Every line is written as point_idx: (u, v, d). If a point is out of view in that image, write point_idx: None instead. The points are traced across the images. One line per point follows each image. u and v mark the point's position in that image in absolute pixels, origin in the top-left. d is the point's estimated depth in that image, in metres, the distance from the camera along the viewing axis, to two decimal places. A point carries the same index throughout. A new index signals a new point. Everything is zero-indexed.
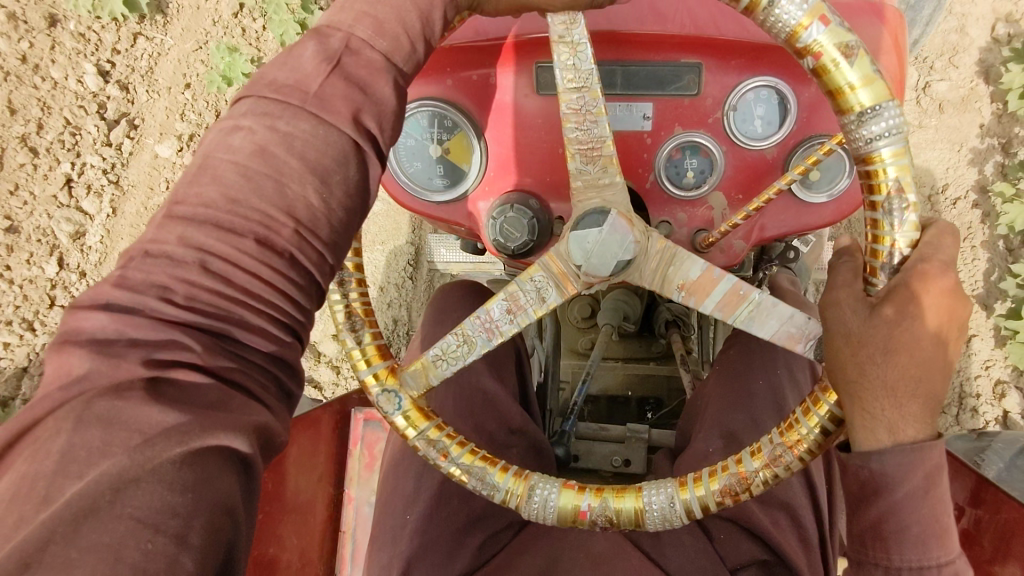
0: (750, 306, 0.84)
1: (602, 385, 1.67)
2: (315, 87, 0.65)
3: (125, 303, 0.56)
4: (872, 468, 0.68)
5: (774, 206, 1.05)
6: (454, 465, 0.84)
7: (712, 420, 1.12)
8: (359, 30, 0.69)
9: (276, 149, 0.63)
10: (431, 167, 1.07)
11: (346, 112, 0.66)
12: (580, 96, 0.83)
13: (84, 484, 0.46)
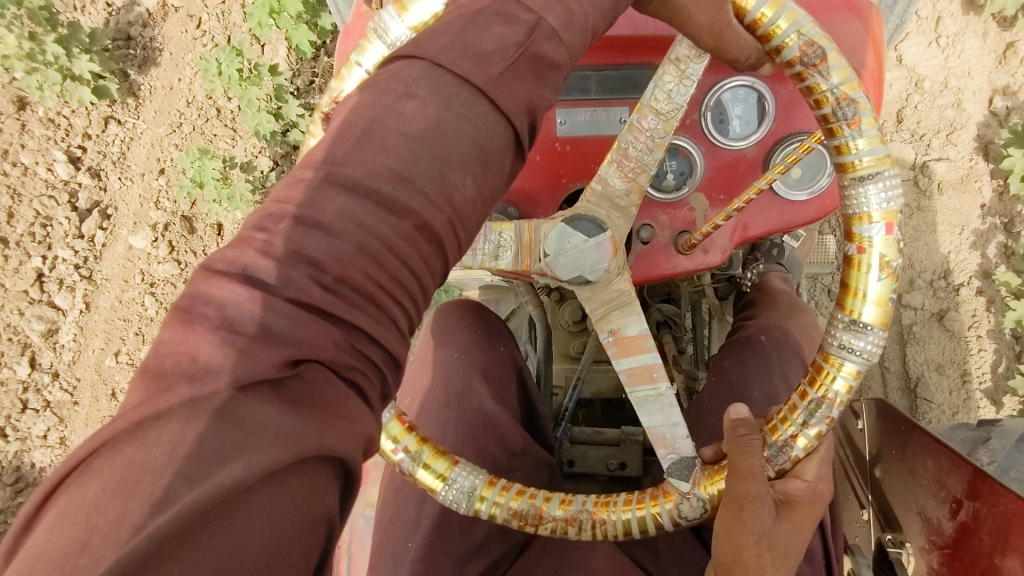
0: (652, 391, 0.85)
1: (594, 389, 1.63)
2: (496, 71, 0.60)
3: (270, 278, 0.52)
4: None
5: (756, 203, 0.98)
6: None
7: (710, 432, 1.03)
8: (550, 19, 0.64)
9: (447, 129, 0.57)
10: None
11: (522, 104, 0.61)
12: (653, 123, 0.86)
13: (198, 491, 0.45)
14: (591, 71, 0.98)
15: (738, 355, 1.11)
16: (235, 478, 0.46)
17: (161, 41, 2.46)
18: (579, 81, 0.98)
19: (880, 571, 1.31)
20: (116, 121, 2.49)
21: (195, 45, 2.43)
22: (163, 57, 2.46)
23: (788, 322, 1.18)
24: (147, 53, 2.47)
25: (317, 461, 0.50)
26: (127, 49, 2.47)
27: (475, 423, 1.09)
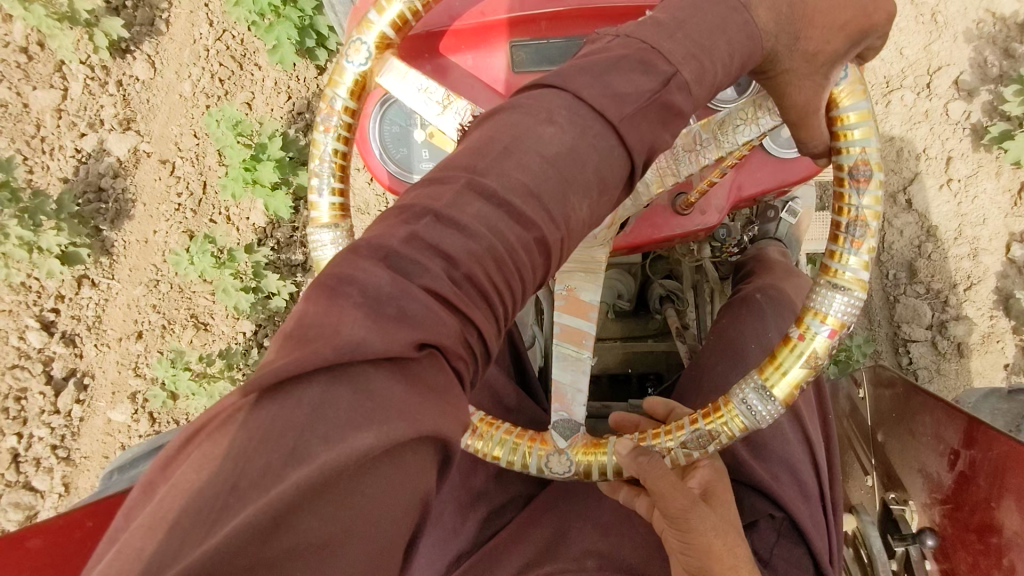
0: (572, 352, 0.92)
1: (602, 364, 1.68)
2: (629, 109, 0.65)
3: (410, 263, 0.57)
4: None
5: (749, 164, 1.03)
6: None
7: (708, 385, 1.08)
8: (685, 69, 0.68)
9: (573, 154, 0.63)
10: (417, 153, 1.04)
11: (642, 147, 0.67)
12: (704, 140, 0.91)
13: (336, 452, 0.46)
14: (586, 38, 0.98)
15: (733, 313, 1.17)
16: (371, 444, 0.48)
17: (135, 191, 2.30)
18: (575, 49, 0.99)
19: (886, 531, 1.31)
20: (91, 284, 2.30)
21: (168, 195, 2.28)
22: (137, 210, 2.29)
23: (784, 283, 1.22)
24: (119, 206, 2.30)
25: (431, 443, 0.53)
26: (98, 209, 2.30)
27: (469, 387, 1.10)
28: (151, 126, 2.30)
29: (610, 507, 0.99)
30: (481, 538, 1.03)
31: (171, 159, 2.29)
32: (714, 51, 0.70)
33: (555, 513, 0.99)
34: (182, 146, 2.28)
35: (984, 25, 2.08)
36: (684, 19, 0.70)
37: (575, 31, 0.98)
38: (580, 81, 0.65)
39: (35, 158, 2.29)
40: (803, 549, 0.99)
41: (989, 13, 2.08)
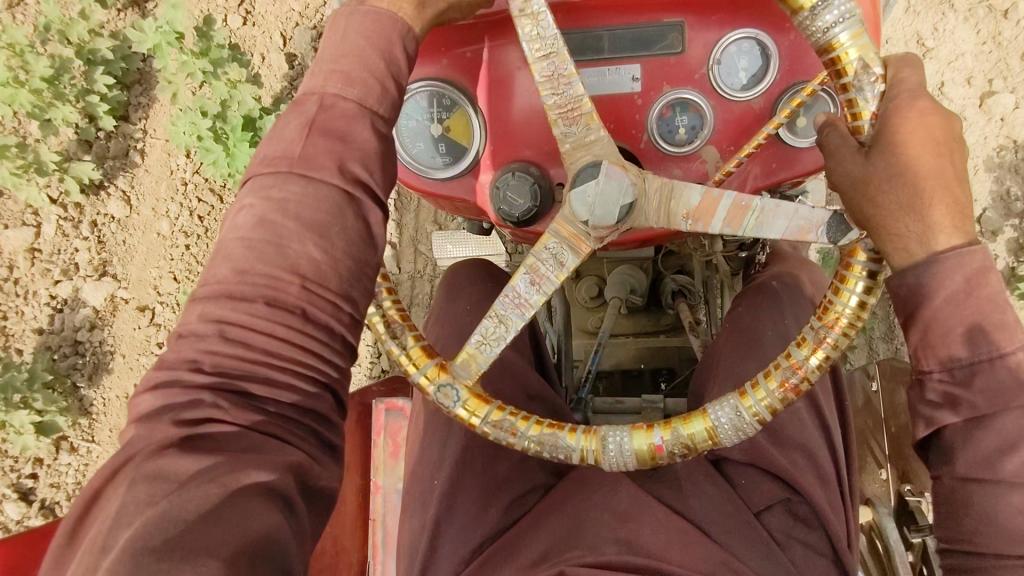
0: (755, 214, 0.85)
1: (615, 360, 1.68)
2: (298, 151, 0.75)
3: (167, 380, 0.69)
4: (908, 283, 0.73)
5: (763, 153, 1.03)
6: (524, 439, 0.85)
7: (724, 371, 1.06)
8: (331, 86, 0.77)
9: (274, 217, 0.73)
10: (433, 145, 1.05)
11: (332, 165, 0.75)
12: (552, 63, 0.87)
13: (133, 530, 0.55)
14: (602, 30, 0.99)
15: (750, 302, 1.16)
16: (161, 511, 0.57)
17: (112, 343, 2.32)
18: (591, 41, 0.99)
19: (902, 522, 1.33)
20: (71, 450, 2.31)
21: (149, 345, 2.31)
22: (116, 362, 2.32)
23: (799, 271, 1.24)
24: (97, 360, 2.32)
25: (255, 493, 0.61)
26: (75, 365, 2.32)
27: (492, 369, 1.12)
28: (127, 270, 2.32)
29: (631, 498, 0.98)
30: (503, 526, 1.03)
31: (151, 305, 2.31)
32: (361, 55, 0.78)
33: (575, 503, 0.99)
34: (160, 289, 2.30)
35: (1005, 152, 2.06)
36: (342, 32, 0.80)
37: (595, 23, 0.99)
38: (251, 167, 0.77)
39: (9, 303, 2.32)
40: (821, 534, 0.99)
41: (1010, 140, 2.06)
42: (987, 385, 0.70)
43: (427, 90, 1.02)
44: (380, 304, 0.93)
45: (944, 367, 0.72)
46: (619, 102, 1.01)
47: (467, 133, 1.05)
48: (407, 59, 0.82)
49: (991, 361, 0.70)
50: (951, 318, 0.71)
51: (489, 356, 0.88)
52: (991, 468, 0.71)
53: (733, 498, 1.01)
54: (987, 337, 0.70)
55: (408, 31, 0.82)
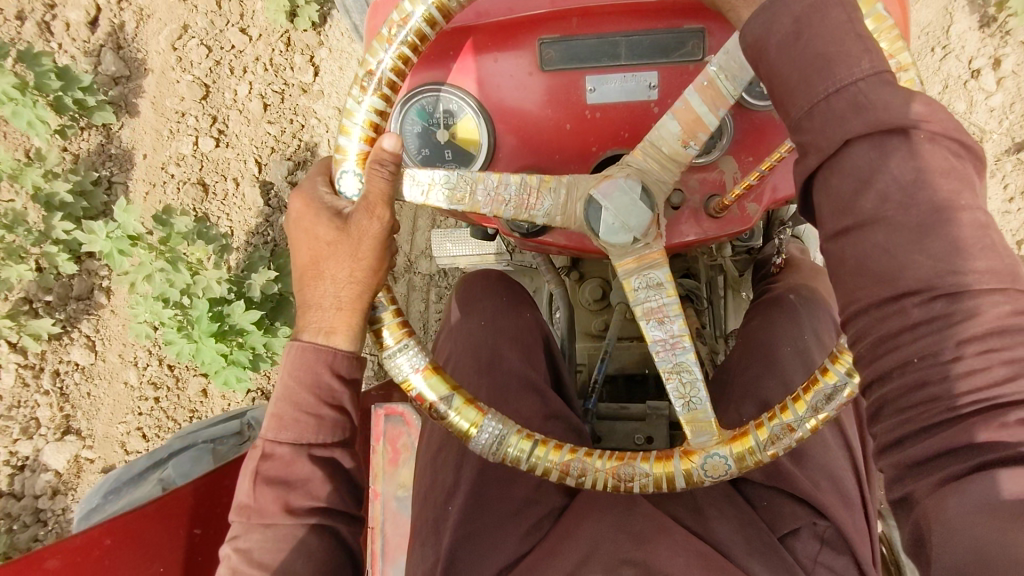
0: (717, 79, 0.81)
1: (619, 364, 1.63)
2: (252, 503, 0.81)
3: None
4: (750, 43, 0.71)
5: (783, 165, 0.99)
6: (804, 423, 0.78)
7: (742, 391, 1.03)
8: (268, 433, 0.82)
9: (244, 571, 0.80)
10: (439, 152, 0.99)
11: (279, 508, 0.81)
12: (485, 185, 0.85)
13: None
14: (617, 35, 0.94)
15: (764, 315, 1.13)
16: None
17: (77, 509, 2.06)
18: (606, 47, 0.94)
19: None
20: None
21: None
22: None
23: (813, 283, 1.20)
24: (61, 529, 2.05)
25: None
26: (36, 537, 2.05)
27: (508, 387, 1.09)
28: (93, 425, 2.08)
29: (650, 522, 0.93)
30: (521, 552, 0.99)
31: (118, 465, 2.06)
32: (286, 393, 0.81)
33: (590, 526, 0.94)
34: (128, 447, 2.06)
35: None
36: (278, 369, 0.83)
37: (610, 29, 0.94)
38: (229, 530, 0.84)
39: None
40: (848, 559, 0.96)
41: None
42: (828, 120, 0.65)
43: (431, 94, 0.98)
44: (595, 472, 0.81)
45: (795, 116, 0.68)
46: (634, 109, 0.97)
47: (475, 139, 0.99)
48: (347, 382, 0.85)
49: (831, 91, 0.65)
50: (785, 62, 0.68)
51: (705, 400, 0.81)
52: (850, 211, 0.64)
53: (753, 521, 0.97)
54: (821, 73, 0.66)
55: (334, 355, 0.82)
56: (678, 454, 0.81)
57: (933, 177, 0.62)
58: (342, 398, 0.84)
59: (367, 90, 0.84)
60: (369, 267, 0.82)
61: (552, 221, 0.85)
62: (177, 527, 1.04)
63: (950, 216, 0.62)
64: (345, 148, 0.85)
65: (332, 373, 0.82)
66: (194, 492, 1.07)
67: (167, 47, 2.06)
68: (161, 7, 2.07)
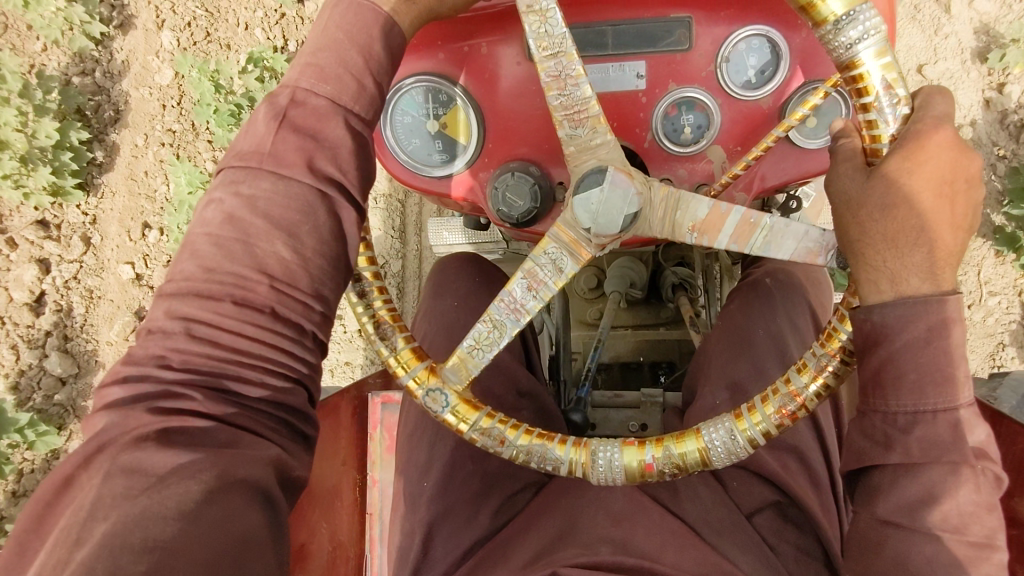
0: (762, 232, 0.81)
1: (613, 353, 1.67)
2: (268, 146, 0.72)
3: (130, 375, 0.66)
4: (874, 320, 0.67)
5: (772, 154, 1.00)
6: (512, 448, 0.82)
7: (714, 373, 1.04)
8: (304, 82, 0.74)
9: (243, 214, 0.70)
10: (430, 143, 1.01)
11: (301, 162, 0.71)
12: (558, 62, 0.82)
13: (108, 525, 0.55)
14: (605, 24, 0.95)
15: (743, 298, 1.14)
16: (109, 527, 0.55)
17: None
18: (594, 37, 0.95)
19: None
20: None
21: None
22: None
23: (792, 266, 1.20)
24: None
25: (244, 489, 0.62)
26: None
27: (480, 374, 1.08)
28: None
29: (626, 498, 0.95)
30: (494, 528, 1.02)
31: None
32: (338, 51, 0.75)
33: (570, 501, 0.97)
34: None
35: None
36: (328, 19, 0.77)
37: (595, 19, 0.95)
38: (231, 172, 0.72)
39: None
40: (813, 539, 0.99)
41: None
42: (927, 436, 0.65)
43: (423, 85, 0.98)
44: (369, 307, 0.89)
45: (892, 407, 0.67)
46: (622, 100, 0.97)
47: (463, 129, 1.01)
48: (390, 65, 0.78)
49: (933, 413, 0.65)
50: (910, 361, 0.65)
51: (487, 360, 0.83)
52: (911, 513, 0.66)
53: (727, 504, 0.98)
54: (935, 389, 0.65)
55: (391, 27, 0.78)
56: (426, 365, 0.85)
57: (984, 513, 0.65)
58: (384, 79, 0.78)
59: None
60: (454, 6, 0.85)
61: (568, 143, 0.84)
62: None
63: (989, 552, 0.64)
64: None
65: (383, 48, 0.77)
66: None
67: (119, 338, 2.14)
68: (113, 288, 2.18)
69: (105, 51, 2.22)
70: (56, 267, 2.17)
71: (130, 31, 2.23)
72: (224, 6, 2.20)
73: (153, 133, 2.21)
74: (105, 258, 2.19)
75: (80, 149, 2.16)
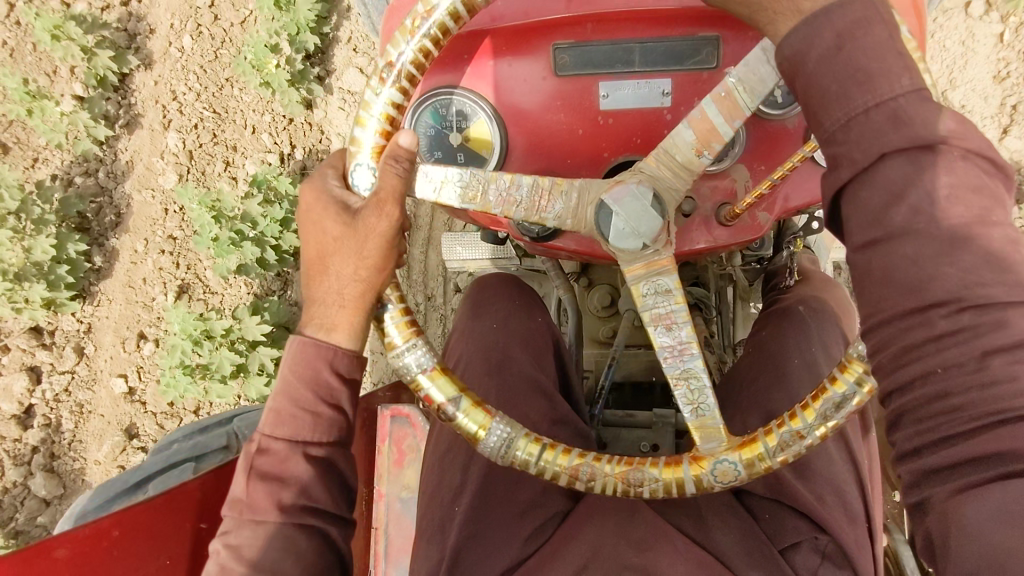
0: (738, 91, 0.82)
1: (625, 371, 1.64)
2: (245, 500, 0.80)
3: None
4: (786, 55, 0.68)
5: (797, 176, 1.00)
6: (815, 427, 0.78)
7: (747, 401, 1.04)
8: (264, 427, 0.82)
9: (233, 564, 0.79)
10: (451, 155, 1.00)
11: (270, 504, 0.80)
12: (496, 186, 0.86)
13: None
14: (632, 42, 0.95)
15: (776, 325, 1.13)
16: None
17: None
18: (621, 53, 0.96)
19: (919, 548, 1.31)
20: None
21: None
22: None
23: (825, 294, 1.21)
24: None
25: None
26: None
27: (517, 390, 1.10)
28: None
29: (651, 526, 0.94)
30: (522, 557, 1.00)
31: None
32: (289, 392, 0.81)
33: (592, 531, 0.96)
34: None
35: None
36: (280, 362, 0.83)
37: (624, 35, 0.95)
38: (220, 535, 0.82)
39: None
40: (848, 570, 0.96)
41: None
42: (865, 133, 0.63)
43: (445, 98, 0.99)
44: (604, 476, 0.80)
45: (828, 129, 0.66)
46: (648, 117, 0.97)
47: (487, 143, 1.00)
48: (349, 385, 0.84)
49: (865, 111, 0.63)
50: (823, 74, 0.65)
51: (712, 408, 0.81)
52: (879, 222, 0.63)
53: (755, 532, 0.97)
54: (857, 88, 0.64)
55: (335, 353, 0.82)
56: (687, 460, 0.80)
57: (964, 193, 0.62)
58: (341, 398, 0.83)
59: (385, 83, 0.83)
60: (375, 265, 0.81)
61: (563, 224, 0.86)
62: (184, 521, 0.98)
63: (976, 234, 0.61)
64: (360, 140, 0.84)
65: (332, 372, 0.82)
66: (201, 486, 1.01)
67: (106, 459, 2.15)
68: (104, 402, 2.18)
69: (110, 151, 2.22)
70: (47, 378, 2.18)
71: (136, 130, 2.21)
72: (232, 106, 2.16)
73: (153, 240, 2.20)
74: (99, 369, 2.20)
75: (77, 261, 2.16)
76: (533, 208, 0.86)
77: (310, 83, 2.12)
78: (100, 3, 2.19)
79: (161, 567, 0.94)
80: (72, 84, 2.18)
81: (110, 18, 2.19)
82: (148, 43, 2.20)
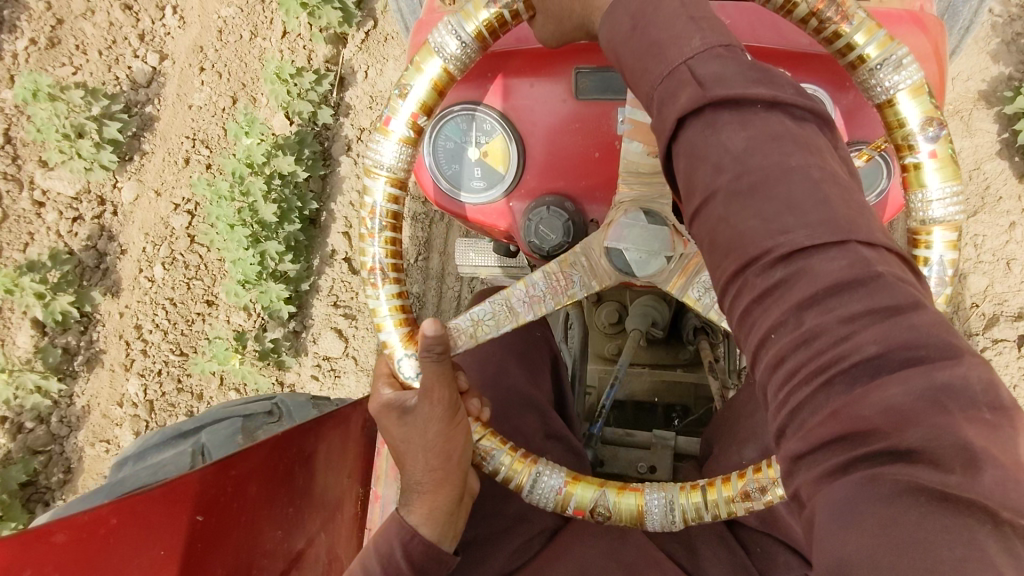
0: None
1: (628, 391, 1.65)
2: None
3: None
4: (611, 42, 0.73)
5: None
6: None
7: (745, 432, 1.06)
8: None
9: None
10: (469, 170, 1.02)
11: None
12: (518, 297, 0.87)
13: None
14: None
15: None
16: None
17: None
18: None
19: None
20: None
21: None
22: None
23: None
24: None
25: None
26: None
27: (510, 403, 1.11)
28: None
29: (640, 551, 0.97)
30: (509, 569, 1.01)
31: None
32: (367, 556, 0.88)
33: (579, 551, 0.99)
34: None
35: None
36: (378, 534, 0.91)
37: None
38: None
39: None
40: None
41: None
42: (665, 97, 0.65)
43: (464, 112, 1.00)
44: (714, 505, 0.84)
45: (648, 95, 0.68)
46: None
47: (504, 159, 1.01)
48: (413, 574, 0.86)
49: (668, 71, 0.65)
50: (631, 51, 0.70)
51: None
52: (692, 189, 0.63)
53: (744, 566, 1.00)
54: (657, 55, 0.67)
55: (411, 536, 0.86)
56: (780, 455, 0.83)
57: (764, 144, 0.60)
58: None
59: (376, 286, 0.89)
60: (453, 464, 0.85)
61: (590, 290, 0.88)
62: (179, 512, 1.00)
63: (786, 176, 0.59)
64: (389, 344, 0.89)
65: (403, 554, 0.86)
66: (201, 479, 1.03)
67: None
68: None
69: (65, 398, 2.33)
70: None
71: (96, 369, 2.33)
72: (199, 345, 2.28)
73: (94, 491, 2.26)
74: None
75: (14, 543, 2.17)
76: (561, 292, 0.88)
77: (282, 354, 2.22)
78: (72, 213, 2.36)
79: (156, 558, 0.96)
80: (28, 312, 2.29)
81: (79, 234, 2.35)
82: (117, 265, 2.35)
